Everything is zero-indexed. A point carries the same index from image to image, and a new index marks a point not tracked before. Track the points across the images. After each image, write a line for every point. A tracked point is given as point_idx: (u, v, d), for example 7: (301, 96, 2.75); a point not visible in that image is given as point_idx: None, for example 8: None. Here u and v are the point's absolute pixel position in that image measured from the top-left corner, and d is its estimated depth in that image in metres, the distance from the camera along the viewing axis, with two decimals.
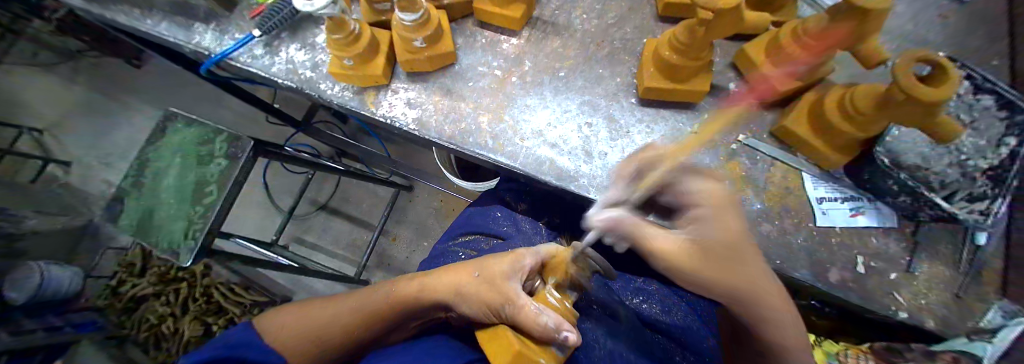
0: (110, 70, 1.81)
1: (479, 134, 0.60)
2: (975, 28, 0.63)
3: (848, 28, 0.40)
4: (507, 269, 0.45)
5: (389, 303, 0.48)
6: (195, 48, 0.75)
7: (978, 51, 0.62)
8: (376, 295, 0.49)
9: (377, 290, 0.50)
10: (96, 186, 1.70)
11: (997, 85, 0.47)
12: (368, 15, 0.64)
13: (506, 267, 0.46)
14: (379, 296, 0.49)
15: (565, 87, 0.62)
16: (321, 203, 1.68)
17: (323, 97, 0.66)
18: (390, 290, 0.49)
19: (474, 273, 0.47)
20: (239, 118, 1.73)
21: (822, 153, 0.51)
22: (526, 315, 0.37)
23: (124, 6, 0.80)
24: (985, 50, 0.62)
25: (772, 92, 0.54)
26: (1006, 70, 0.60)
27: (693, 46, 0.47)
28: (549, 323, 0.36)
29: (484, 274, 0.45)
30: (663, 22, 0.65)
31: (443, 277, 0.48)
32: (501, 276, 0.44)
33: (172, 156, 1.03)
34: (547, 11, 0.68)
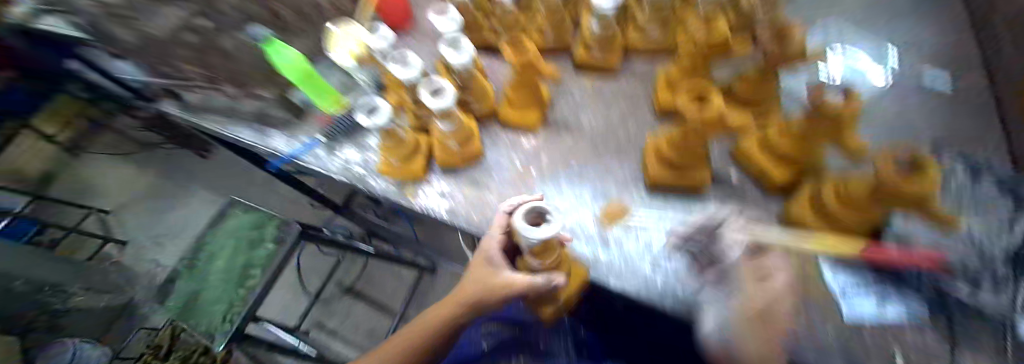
0: (175, 158, 2.11)
1: None
2: (965, 116, 0.68)
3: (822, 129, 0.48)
4: (489, 266, 0.60)
5: (434, 327, 0.61)
6: (268, 150, 0.90)
7: (972, 136, 0.65)
8: (421, 327, 0.61)
9: (417, 325, 0.62)
10: (144, 264, 1.84)
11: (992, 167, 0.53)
12: (412, 123, 0.78)
13: (485, 262, 0.61)
14: (421, 328, 0.61)
15: (580, 178, 0.70)
16: (347, 285, 1.71)
17: (371, 192, 0.77)
18: (429, 321, 0.62)
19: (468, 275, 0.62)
20: (282, 201, 1.91)
21: (833, 241, 0.53)
22: None
23: (210, 114, 0.99)
24: (978, 134, 0.65)
25: (773, 182, 0.59)
26: (1006, 153, 0.62)
27: (688, 145, 0.55)
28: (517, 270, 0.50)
29: (478, 278, 0.60)
30: (663, 119, 0.74)
31: (456, 292, 0.62)
32: (488, 272, 0.60)
33: (224, 241, 1.16)
34: (560, 114, 0.79)
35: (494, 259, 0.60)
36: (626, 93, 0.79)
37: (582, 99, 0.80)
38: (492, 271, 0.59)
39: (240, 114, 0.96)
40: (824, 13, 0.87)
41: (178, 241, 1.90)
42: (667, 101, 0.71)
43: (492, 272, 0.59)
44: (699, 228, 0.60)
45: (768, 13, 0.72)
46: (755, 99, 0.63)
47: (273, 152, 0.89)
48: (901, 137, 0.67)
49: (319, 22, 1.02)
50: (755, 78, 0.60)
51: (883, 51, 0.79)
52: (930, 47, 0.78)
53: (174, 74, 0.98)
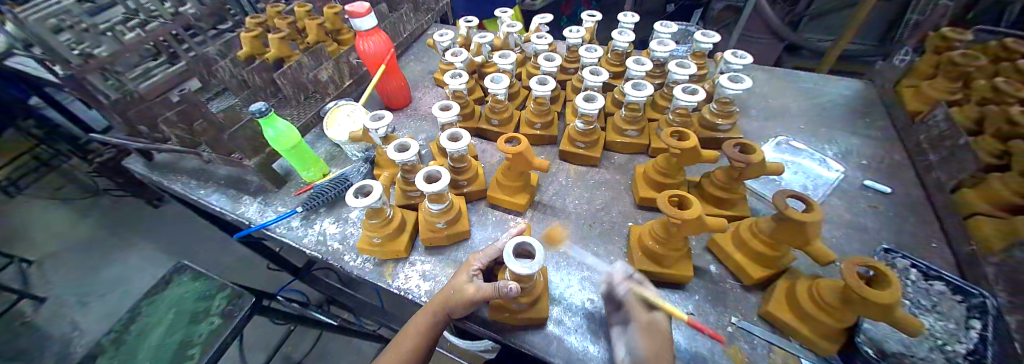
0: (128, 211, 1.98)
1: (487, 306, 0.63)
2: (902, 214, 0.77)
3: (792, 233, 0.53)
4: (465, 277, 0.55)
5: (417, 344, 0.53)
6: (237, 217, 0.85)
7: (915, 234, 0.73)
8: (400, 349, 0.53)
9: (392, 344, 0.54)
10: (57, 329, 1.56)
11: (940, 272, 0.59)
12: (400, 199, 0.79)
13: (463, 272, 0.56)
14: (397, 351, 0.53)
15: (566, 262, 0.70)
16: (295, 361, 1.50)
17: (345, 268, 0.72)
18: (408, 339, 0.54)
19: (442, 292, 0.55)
20: (237, 260, 1.75)
21: (814, 340, 0.53)
22: (485, 289, 0.50)
23: (182, 176, 0.97)
24: (918, 232, 0.73)
25: (750, 278, 0.61)
26: (944, 250, 0.70)
27: (670, 238, 0.58)
28: (502, 284, 0.49)
29: (454, 288, 0.54)
30: (644, 209, 0.78)
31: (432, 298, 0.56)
32: (464, 282, 0.54)
33: (162, 313, 1.01)
34: (545, 196, 0.83)
35: (470, 269, 0.56)
36: (606, 182, 0.84)
37: (567, 183, 0.85)
38: (470, 281, 0.54)
39: (217, 178, 0.95)
40: (769, 122, 1.02)
41: (104, 299, 1.66)
42: (650, 197, 0.74)
43: (466, 283, 0.53)
44: (686, 322, 0.59)
45: (728, 127, 0.83)
46: (727, 201, 0.68)
47: (243, 220, 0.84)
48: (860, 239, 0.72)
49: (316, 96, 1.06)
50: (723, 182, 0.67)
51: (823, 152, 0.92)
52: (865, 155, 0.91)
53: (155, 134, 0.96)
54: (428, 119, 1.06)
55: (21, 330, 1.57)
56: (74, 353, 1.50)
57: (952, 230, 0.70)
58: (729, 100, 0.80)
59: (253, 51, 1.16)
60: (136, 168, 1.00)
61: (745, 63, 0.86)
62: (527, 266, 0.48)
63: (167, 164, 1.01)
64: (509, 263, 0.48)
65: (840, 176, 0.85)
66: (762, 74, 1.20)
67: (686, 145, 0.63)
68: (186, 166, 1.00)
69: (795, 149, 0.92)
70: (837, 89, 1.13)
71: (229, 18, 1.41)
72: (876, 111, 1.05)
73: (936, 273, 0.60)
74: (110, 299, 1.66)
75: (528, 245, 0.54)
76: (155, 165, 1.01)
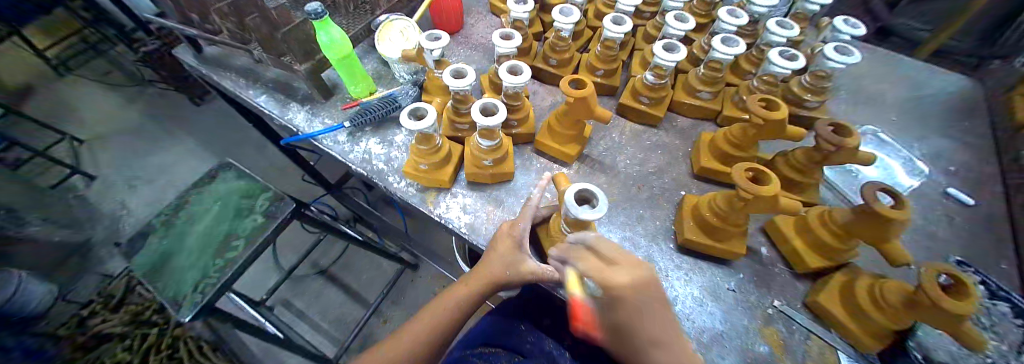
0: (172, 105, 2.05)
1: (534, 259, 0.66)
2: (981, 231, 0.71)
3: (872, 227, 0.49)
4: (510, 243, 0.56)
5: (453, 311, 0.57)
6: (285, 123, 0.85)
7: (990, 254, 0.68)
8: (454, 297, 0.57)
9: (429, 310, 0.57)
10: (109, 205, 1.71)
11: (1010, 295, 0.56)
12: (447, 130, 0.77)
13: (500, 244, 0.57)
14: (434, 316, 0.56)
15: (609, 220, 0.68)
16: (321, 268, 1.64)
17: (389, 188, 0.73)
18: (463, 288, 0.58)
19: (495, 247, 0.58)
20: (272, 168, 1.83)
21: (859, 337, 0.51)
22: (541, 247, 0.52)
23: (231, 74, 0.96)
24: (995, 253, 0.68)
25: (805, 265, 0.58)
26: (1017, 275, 0.65)
27: (731, 212, 0.55)
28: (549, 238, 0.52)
29: (507, 245, 0.57)
30: (699, 179, 0.74)
31: (474, 273, 0.58)
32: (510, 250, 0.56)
33: (210, 204, 1.08)
34: (595, 151, 0.79)
35: (511, 239, 0.57)
36: (663, 145, 0.79)
37: (620, 140, 0.80)
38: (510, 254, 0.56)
39: (264, 81, 0.94)
40: (857, 108, 0.91)
41: (152, 186, 1.79)
42: (712, 168, 0.69)
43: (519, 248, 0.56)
44: (726, 297, 0.58)
45: (816, 105, 0.75)
46: (799, 184, 0.63)
47: (291, 127, 0.84)
48: (928, 247, 0.67)
49: (366, 7, 1.00)
50: (802, 163, 0.62)
51: (910, 150, 0.82)
52: (957, 162, 0.81)
53: (204, 25, 0.93)
54: (479, 49, 0.99)
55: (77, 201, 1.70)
56: (125, 228, 1.64)
57: None
58: (826, 74, 0.71)
59: None
60: (186, 58, 1.00)
61: (857, 34, 0.74)
62: (592, 212, 0.47)
63: (213, 60, 1.00)
64: (577, 211, 0.47)
65: (923, 180, 0.77)
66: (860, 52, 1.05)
67: (774, 115, 0.57)
68: (234, 64, 0.99)
69: (879, 142, 0.83)
70: (942, 83, 0.98)
71: None
72: (980, 114, 0.92)
73: (1005, 294, 0.57)
74: (158, 186, 1.79)
75: (588, 193, 0.53)
76: (204, 58, 1.01)
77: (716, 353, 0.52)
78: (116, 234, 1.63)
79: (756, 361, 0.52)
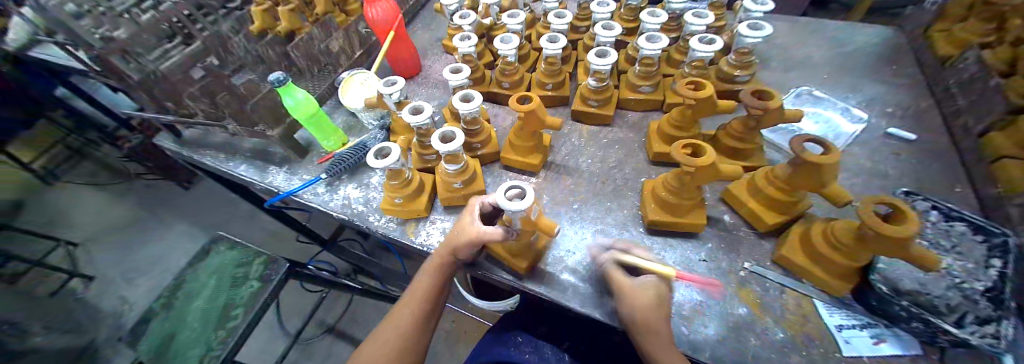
0: (160, 193, 2.10)
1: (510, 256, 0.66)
2: (930, 161, 0.75)
3: (808, 175, 0.53)
4: (468, 219, 0.57)
5: (429, 292, 0.58)
6: (267, 185, 0.89)
7: (942, 180, 0.71)
8: (417, 289, 0.58)
9: (409, 296, 0.59)
10: (109, 303, 1.71)
11: (964, 213, 0.58)
12: (417, 163, 0.81)
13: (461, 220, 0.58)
14: (411, 301, 0.58)
15: (579, 217, 0.71)
16: (328, 326, 1.62)
17: (370, 227, 0.76)
18: (424, 277, 0.59)
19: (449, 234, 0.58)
20: (266, 235, 1.86)
21: (825, 280, 0.54)
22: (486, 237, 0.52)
23: (213, 150, 1.02)
24: (947, 178, 0.71)
25: (765, 224, 0.62)
26: (972, 195, 0.68)
27: (683, 188, 0.59)
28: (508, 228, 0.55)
29: (459, 229, 0.57)
30: (656, 165, 0.78)
31: (432, 260, 0.59)
32: (468, 224, 0.56)
33: (206, 279, 1.09)
34: (559, 157, 0.84)
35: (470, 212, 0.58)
36: (620, 140, 0.84)
37: (579, 143, 0.85)
38: (469, 225, 0.56)
39: (243, 152, 0.99)
40: (791, 74, 0.98)
41: (150, 276, 1.79)
42: (664, 151, 0.74)
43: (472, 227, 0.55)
44: (698, 268, 0.61)
45: (746, 78, 0.81)
46: (741, 151, 0.68)
47: (272, 188, 0.88)
48: (880, 186, 0.71)
49: (329, 68, 1.08)
50: (740, 132, 0.67)
51: (846, 101, 0.88)
52: (892, 103, 0.87)
53: (180, 110, 0.99)
54: (439, 85, 1.07)
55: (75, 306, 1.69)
56: (126, 324, 1.62)
57: (982, 173, 0.68)
58: (749, 50, 0.78)
59: (264, 26, 1.17)
60: (166, 144, 1.06)
61: (766, 10, 0.82)
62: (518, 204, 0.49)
63: (193, 141, 1.06)
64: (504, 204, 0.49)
65: (863, 126, 0.82)
66: (783, 25, 1.14)
67: (702, 93, 0.62)
68: (214, 140, 1.05)
69: (816, 100, 0.89)
70: (864, 36, 1.07)
71: None
72: (905, 58, 0.99)
73: (957, 214, 0.59)
74: (155, 275, 1.80)
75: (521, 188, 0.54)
76: (183, 141, 1.06)
77: (699, 322, 0.55)
78: (117, 331, 1.61)
79: (736, 323, 0.54)
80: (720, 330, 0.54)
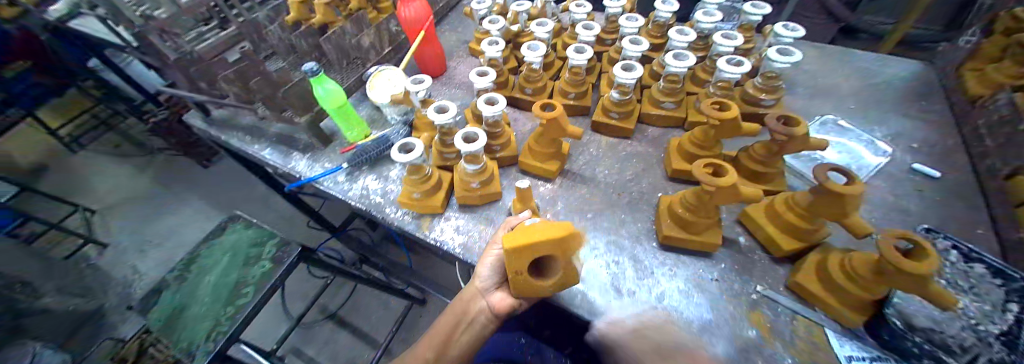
0: (179, 169, 2.16)
1: None
2: (952, 200, 0.74)
3: (828, 204, 0.53)
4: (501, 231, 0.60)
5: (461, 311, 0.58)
6: (289, 170, 0.92)
7: (964, 220, 0.70)
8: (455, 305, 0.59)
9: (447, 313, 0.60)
10: (120, 272, 1.76)
11: (983, 255, 0.57)
12: (437, 160, 0.83)
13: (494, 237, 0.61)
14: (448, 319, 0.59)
15: (593, 226, 0.72)
16: (329, 313, 1.64)
17: (387, 219, 0.78)
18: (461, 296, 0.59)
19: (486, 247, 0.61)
20: (278, 218, 1.90)
21: (838, 309, 0.54)
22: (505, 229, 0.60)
23: (239, 132, 1.05)
24: (969, 218, 0.70)
25: (781, 250, 0.62)
26: (994, 238, 0.67)
27: (700, 205, 0.60)
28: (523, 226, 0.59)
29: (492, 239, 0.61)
30: (673, 181, 0.79)
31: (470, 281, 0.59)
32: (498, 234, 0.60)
33: (219, 256, 1.13)
34: (576, 165, 0.85)
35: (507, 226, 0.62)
36: (638, 153, 0.85)
37: (598, 153, 0.86)
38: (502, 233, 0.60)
39: (269, 136, 1.02)
40: (814, 102, 0.97)
41: (161, 249, 1.84)
42: (683, 168, 0.75)
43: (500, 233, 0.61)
44: (710, 287, 0.61)
45: (771, 103, 0.81)
46: (762, 174, 0.69)
47: (294, 172, 0.91)
48: (898, 220, 0.71)
49: (358, 61, 1.12)
50: (762, 155, 0.67)
51: (871, 133, 0.88)
52: (916, 139, 0.86)
53: (212, 91, 1.04)
54: (463, 86, 1.09)
55: (88, 271, 1.74)
56: (135, 292, 1.66)
57: (1007, 218, 0.67)
58: (776, 75, 0.79)
59: (300, 17, 1.22)
60: (195, 122, 1.10)
61: (797, 36, 0.82)
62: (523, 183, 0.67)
63: (221, 121, 1.10)
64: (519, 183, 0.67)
65: (887, 159, 0.81)
66: (810, 52, 1.14)
67: (727, 114, 0.63)
68: (241, 122, 1.08)
69: (840, 129, 0.88)
70: (893, 70, 1.06)
71: None
72: (933, 94, 0.98)
73: (977, 255, 0.58)
74: (168, 248, 1.84)
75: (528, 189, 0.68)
76: (212, 120, 1.11)
77: (707, 342, 0.54)
78: (125, 299, 1.66)
79: (744, 345, 0.54)
80: (728, 351, 0.53)
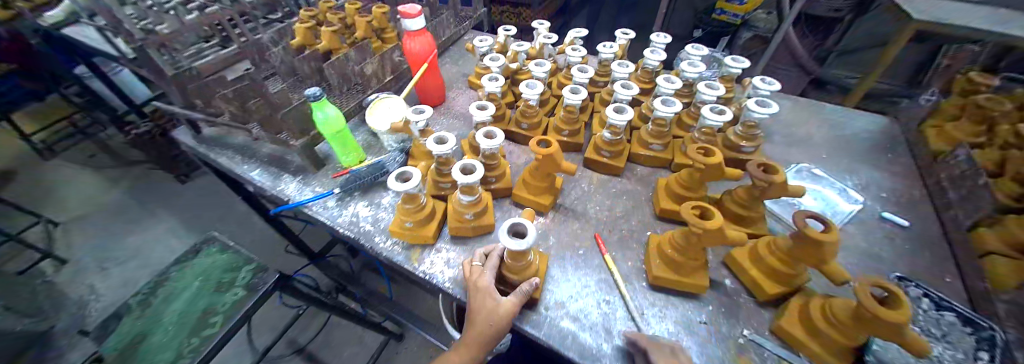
0: (157, 183, 2.08)
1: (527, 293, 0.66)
2: (920, 249, 0.78)
3: (807, 249, 0.55)
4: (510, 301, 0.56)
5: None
6: (277, 192, 0.90)
7: (932, 269, 0.74)
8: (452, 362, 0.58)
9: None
10: (75, 291, 1.63)
11: (954, 305, 0.61)
12: (432, 190, 0.84)
13: (484, 275, 0.60)
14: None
15: (584, 263, 0.72)
16: (300, 345, 1.55)
17: (374, 248, 0.76)
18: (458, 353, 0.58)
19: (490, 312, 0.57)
20: (257, 239, 1.83)
21: (821, 356, 0.55)
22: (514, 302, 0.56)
23: (229, 151, 1.04)
24: (938, 267, 0.74)
25: (765, 293, 0.63)
26: (962, 288, 0.70)
27: (687, 245, 0.61)
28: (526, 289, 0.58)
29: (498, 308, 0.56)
30: (662, 220, 0.81)
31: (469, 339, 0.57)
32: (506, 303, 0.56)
33: (190, 279, 1.07)
34: (568, 200, 0.86)
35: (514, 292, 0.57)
36: (628, 191, 0.88)
37: (589, 189, 0.88)
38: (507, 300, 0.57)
39: (259, 156, 1.01)
40: (790, 149, 1.04)
41: (124, 267, 1.72)
42: (670, 208, 0.77)
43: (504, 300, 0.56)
44: (698, 329, 0.61)
45: (751, 149, 0.87)
46: (744, 216, 0.72)
47: (282, 196, 0.89)
48: (873, 267, 0.74)
49: (359, 88, 1.14)
50: (744, 199, 0.70)
51: (843, 182, 0.93)
52: (885, 188, 0.92)
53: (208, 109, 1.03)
54: (460, 117, 1.12)
55: (38, 289, 1.60)
56: (88, 315, 1.53)
57: (973, 268, 0.70)
58: (754, 124, 0.85)
59: (304, 42, 1.25)
60: (185, 138, 1.09)
61: (773, 89, 0.89)
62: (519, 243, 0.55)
63: (213, 139, 1.09)
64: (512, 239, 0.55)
65: (859, 206, 0.86)
66: (786, 103, 1.23)
67: (710, 160, 0.67)
68: (233, 141, 1.07)
69: (815, 177, 0.94)
70: (862, 122, 1.14)
71: (282, 10, 1.49)
72: (898, 147, 1.06)
73: (949, 304, 0.61)
74: (133, 266, 1.73)
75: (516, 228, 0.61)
76: (203, 137, 1.09)
77: None
78: (75, 322, 1.52)
79: None
80: None
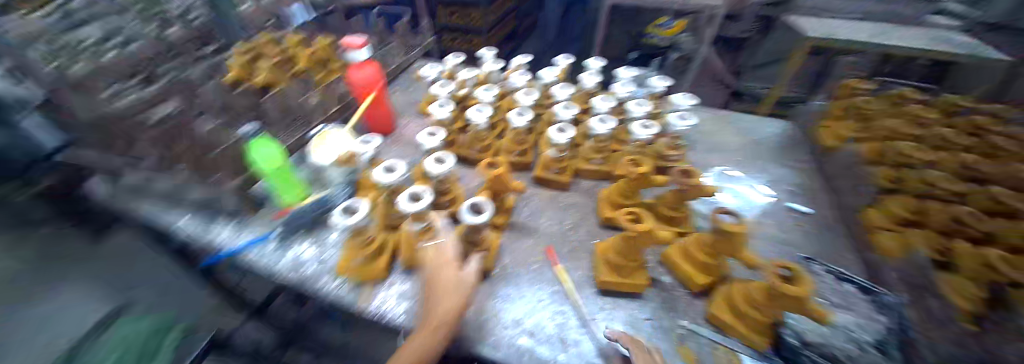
0: None
1: (484, 313, 0.67)
2: (820, 232, 0.90)
3: (725, 240, 0.63)
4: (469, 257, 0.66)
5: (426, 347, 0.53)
6: (209, 242, 0.84)
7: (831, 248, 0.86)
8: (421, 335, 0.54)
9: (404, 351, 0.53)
10: None
11: (848, 275, 0.71)
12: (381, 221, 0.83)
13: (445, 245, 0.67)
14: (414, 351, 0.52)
15: (538, 277, 0.75)
16: None
17: (320, 290, 0.73)
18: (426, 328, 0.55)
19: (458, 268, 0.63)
20: None
21: (748, 336, 0.61)
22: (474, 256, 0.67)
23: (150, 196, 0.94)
24: (834, 246, 0.87)
25: (698, 285, 0.69)
26: (855, 261, 0.82)
27: (627, 249, 0.66)
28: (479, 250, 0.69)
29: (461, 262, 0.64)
30: (607, 228, 0.86)
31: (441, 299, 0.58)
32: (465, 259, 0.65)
33: (105, 354, 0.89)
34: (520, 217, 0.89)
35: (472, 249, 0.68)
36: (575, 204, 0.93)
37: (539, 205, 0.93)
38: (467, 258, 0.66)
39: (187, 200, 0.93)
40: (712, 154, 1.18)
41: None
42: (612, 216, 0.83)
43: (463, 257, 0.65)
44: (644, 326, 0.66)
45: (677, 157, 0.97)
46: (675, 217, 0.79)
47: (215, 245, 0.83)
48: (785, 250, 0.85)
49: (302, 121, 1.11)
50: (673, 202, 0.78)
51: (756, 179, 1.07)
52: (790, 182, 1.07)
53: None
54: (410, 145, 1.12)
55: None
56: None
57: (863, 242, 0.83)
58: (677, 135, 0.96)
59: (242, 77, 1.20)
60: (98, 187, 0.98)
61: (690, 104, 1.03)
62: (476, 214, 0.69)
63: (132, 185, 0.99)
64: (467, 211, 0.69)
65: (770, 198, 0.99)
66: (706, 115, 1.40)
67: None
68: None
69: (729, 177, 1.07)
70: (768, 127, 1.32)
71: None
72: (799, 146, 1.23)
73: (846, 276, 0.71)
74: None
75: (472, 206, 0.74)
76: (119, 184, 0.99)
77: None
78: None
79: None
80: None
